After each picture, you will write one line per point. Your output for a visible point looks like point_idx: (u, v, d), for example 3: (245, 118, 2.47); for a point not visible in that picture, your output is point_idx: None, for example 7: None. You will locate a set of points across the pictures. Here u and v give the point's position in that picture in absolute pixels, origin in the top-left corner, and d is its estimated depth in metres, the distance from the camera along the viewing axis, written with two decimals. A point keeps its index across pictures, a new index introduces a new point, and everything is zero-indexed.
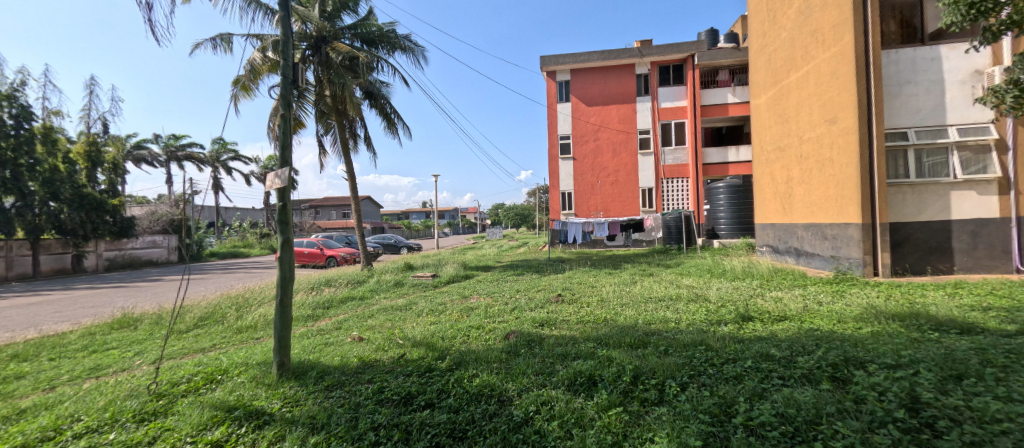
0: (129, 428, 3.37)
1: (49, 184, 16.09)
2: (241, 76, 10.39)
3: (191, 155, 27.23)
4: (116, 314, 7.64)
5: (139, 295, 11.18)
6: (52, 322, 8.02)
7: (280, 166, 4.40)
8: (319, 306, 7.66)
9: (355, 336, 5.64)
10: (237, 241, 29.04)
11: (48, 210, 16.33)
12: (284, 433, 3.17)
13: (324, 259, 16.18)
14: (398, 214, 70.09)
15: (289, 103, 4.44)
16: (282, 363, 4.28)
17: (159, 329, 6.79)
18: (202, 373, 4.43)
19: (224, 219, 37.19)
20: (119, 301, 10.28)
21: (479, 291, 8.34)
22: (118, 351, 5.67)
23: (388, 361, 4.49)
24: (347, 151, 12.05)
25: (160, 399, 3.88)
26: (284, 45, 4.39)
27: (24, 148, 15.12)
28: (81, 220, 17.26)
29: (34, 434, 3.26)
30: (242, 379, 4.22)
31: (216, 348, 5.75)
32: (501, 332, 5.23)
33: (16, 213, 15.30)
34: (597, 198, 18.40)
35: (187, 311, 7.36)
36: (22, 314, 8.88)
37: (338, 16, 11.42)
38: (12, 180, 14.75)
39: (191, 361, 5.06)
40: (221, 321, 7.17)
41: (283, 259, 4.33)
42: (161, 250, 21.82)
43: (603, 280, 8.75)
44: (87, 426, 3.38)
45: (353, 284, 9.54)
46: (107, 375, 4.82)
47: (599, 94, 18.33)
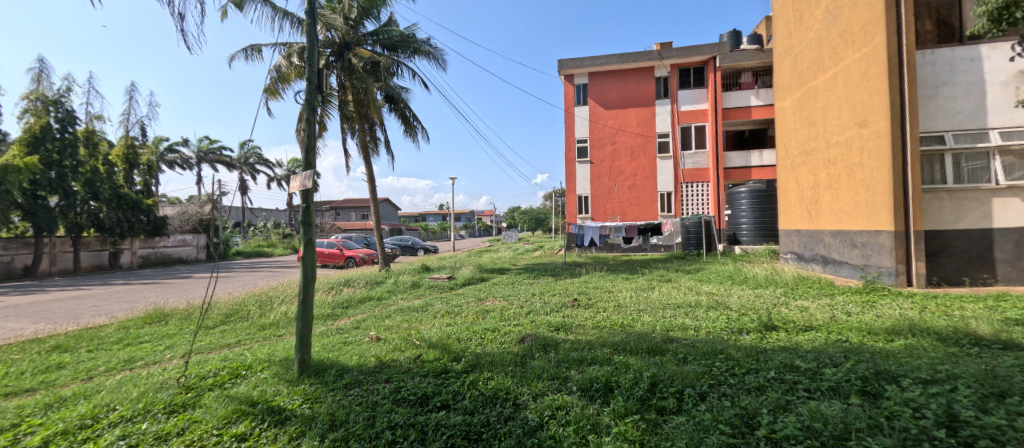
0: (160, 418, 3.47)
1: (89, 185, 16.70)
2: (268, 83, 10.70)
3: (221, 159, 28.17)
4: (149, 309, 7.90)
5: (168, 292, 11.54)
6: (93, 315, 8.39)
7: (305, 168, 4.49)
8: (338, 305, 7.80)
9: (373, 335, 5.71)
10: (261, 240, 29.72)
11: (89, 209, 16.93)
12: (303, 429, 3.21)
13: (344, 260, 16.44)
14: (416, 217, 70.74)
15: (314, 107, 4.54)
16: (303, 360, 4.36)
17: (189, 325, 6.98)
18: (227, 368, 4.54)
19: (250, 219, 38.29)
20: (153, 296, 10.70)
21: (494, 294, 8.37)
22: (149, 345, 5.84)
23: (405, 361, 4.54)
24: (367, 155, 12.19)
25: (188, 392, 3.99)
26: (310, 52, 4.50)
27: (67, 151, 15.89)
28: (118, 219, 17.92)
29: (73, 422, 3.39)
30: (265, 375, 4.32)
31: (239, 344, 5.87)
32: (516, 335, 5.21)
33: (59, 211, 15.92)
34: (615, 202, 18.24)
35: (215, 307, 7.58)
36: (64, 307, 9.30)
37: (362, 23, 11.58)
38: (57, 180, 15.47)
39: (217, 356, 5.19)
40: (246, 318, 7.34)
41: (305, 258, 4.41)
42: (190, 248, 22.42)
43: (620, 286, 8.66)
44: (122, 415, 3.50)
45: (371, 285, 9.63)
46: (139, 367, 4.98)
47: (617, 98, 18.23)
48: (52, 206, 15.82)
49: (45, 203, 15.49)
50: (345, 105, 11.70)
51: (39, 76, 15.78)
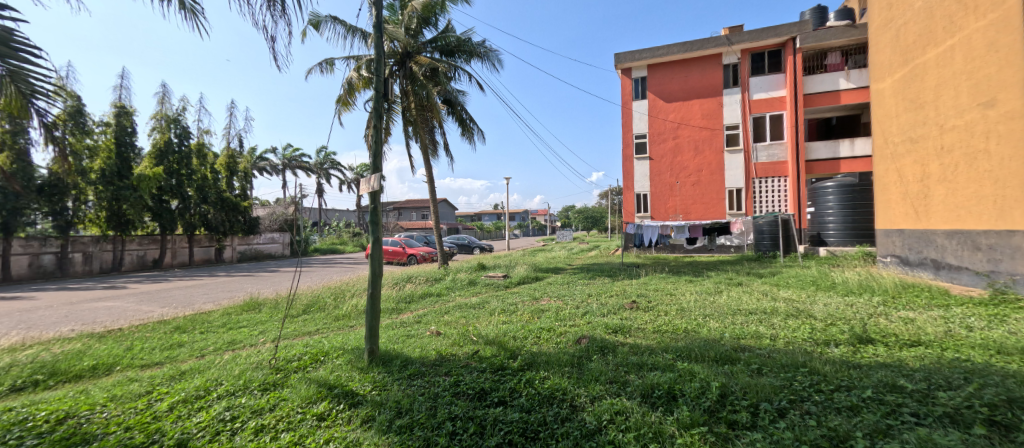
0: (257, 394, 3.82)
1: (200, 190, 18.90)
2: (340, 94, 11.37)
3: (301, 165, 30.54)
4: (245, 298, 8.80)
5: (259, 283, 12.77)
6: (203, 301, 9.58)
7: (373, 172, 4.72)
8: (402, 300, 8.14)
9: (434, 330, 5.88)
10: (334, 238, 31.87)
11: (200, 211, 19.13)
12: (373, 413, 3.38)
13: (406, 257, 17.17)
14: (471, 217, 72.36)
15: (381, 115, 4.75)
16: (372, 350, 4.59)
17: (278, 313, 7.65)
18: (309, 353, 4.89)
19: (324, 218, 41.32)
20: (247, 286, 11.95)
21: (549, 293, 8.29)
22: (246, 329, 6.47)
23: (463, 356, 4.62)
24: (428, 158, 12.57)
25: (278, 373, 4.33)
26: (378, 64, 4.72)
27: (184, 163, 18.15)
28: (222, 219, 20.07)
29: (191, 392, 3.86)
30: (340, 361, 4.60)
31: (318, 332, 6.32)
32: (572, 336, 5.11)
33: (178, 213, 18.20)
34: (676, 200, 17.46)
35: (297, 297, 8.25)
36: (184, 293, 10.80)
37: (422, 32, 11.95)
38: (176, 186, 17.86)
39: (301, 342, 5.63)
40: (323, 309, 7.88)
41: (374, 255, 4.62)
42: (277, 245, 24.55)
43: (683, 288, 8.23)
44: (227, 389, 3.90)
45: (431, 282, 9.96)
46: (240, 348, 5.53)
47: (680, 89, 17.37)
48: (173, 208, 18.05)
49: (168, 206, 17.82)
50: (408, 110, 12.18)
51: (163, 99, 18.01)
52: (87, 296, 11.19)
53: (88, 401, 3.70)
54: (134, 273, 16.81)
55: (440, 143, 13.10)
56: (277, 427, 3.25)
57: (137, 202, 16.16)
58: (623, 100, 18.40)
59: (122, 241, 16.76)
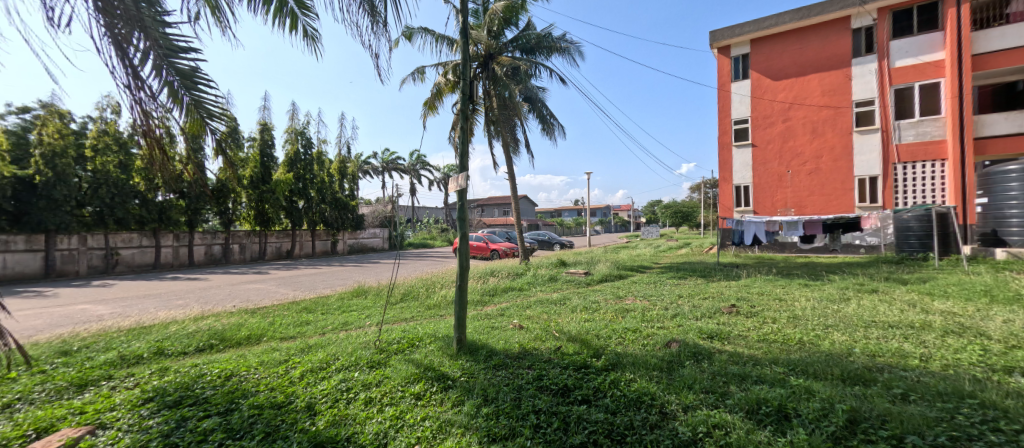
0: (365, 370, 4.45)
1: (320, 192, 21.65)
2: (429, 98, 11.95)
3: (397, 168, 33.09)
4: (355, 285, 9.96)
5: (366, 272, 14.21)
6: (320, 288, 11.15)
7: (460, 170, 5.00)
8: (486, 292, 8.39)
9: (516, 323, 5.94)
10: (425, 234, 34.07)
11: (319, 209, 21.75)
12: (462, 398, 3.60)
13: (489, 252, 17.71)
14: (552, 212, 72.38)
15: (467, 116, 4.90)
16: (460, 339, 4.80)
17: (380, 299, 8.57)
18: (405, 338, 5.50)
19: (417, 215, 44.52)
20: (355, 275, 13.46)
21: (634, 293, 7.90)
22: (356, 313, 7.53)
23: (546, 351, 4.61)
24: (509, 156, 12.74)
25: (381, 353, 4.97)
26: (463, 67, 4.86)
27: (304, 169, 20.78)
28: (335, 216, 22.60)
29: (317, 363, 4.68)
30: (432, 347, 5.01)
31: (413, 319, 6.96)
32: (661, 339, 4.80)
33: (304, 211, 21.00)
34: (787, 192, 15.68)
35: (395, 286, 8.99)
36: (309, 279, 12.82)
37: (503, 33, 12.15)
38: (300, 188, 20.62)
39: (399, 327, 6.35)
40: (415, 297, 8.47)
41: (461, 251, 4.95)
42: (378, 239, 26.86)
43: (796, 293, 7.31)
44: (342, 364, 4.65)
45: (513, 277, 10.15)
46: (352, 329, 6.54)
47: (794, 64, 15.52)
48: (299, 207, 20.83)
49: (296, 205, 20.64)
50: (490, 110, 12.39)
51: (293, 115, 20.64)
52: (243, 278, 13.63)
53: (240, 362, 4.82)
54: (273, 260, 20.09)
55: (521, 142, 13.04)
56: (381, 402, 3.67)
57: (275, 203, 19.19)
58: (722, 82, 17.02)
59: (265, 235, 20.03)
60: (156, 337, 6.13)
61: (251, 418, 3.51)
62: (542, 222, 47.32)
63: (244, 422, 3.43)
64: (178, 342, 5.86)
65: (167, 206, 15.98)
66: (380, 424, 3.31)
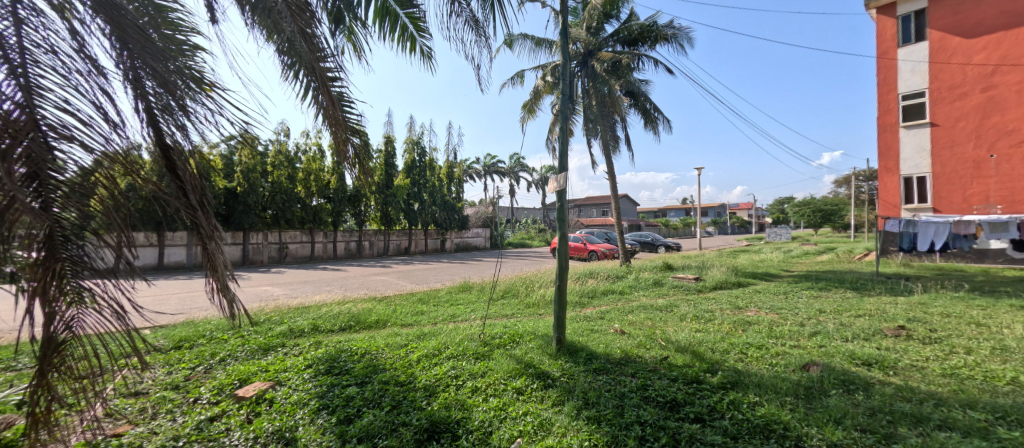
0: (472, 360, 4.73)
1: (431, 195, 23.44)
2: (528, 101, 12.07)
3: (498, 170, 34.35)
4: (460, 281, 10.54)
5: (471, 269, 14.92)
6: (429, 282, 12.00)
7: (559, 170, 4.97)
8: (584, 294, 8.15)
9: (617, 328, 5.63)
10: (524, 233, 34.75)
11: (429, 211, 23.52)
12: (563, 398, 3.61)
13: (587, 253, 17.31)
14: (655, 212, 68.57)
15: (568, 117, 4.86)
16: (559, 340, 4.87)
17: (483, 294, 8.98)
18: (507, 334, 5.71)
19: (517, 216, 45.77)
20: (461, 271, 14.25)
21: (758, 304, 6.96)
22: (462, 306, 7.93)
23: (651, 360, 4.35)
24: (609, 154, 12.30)
25: (486, 346, 5.24)
26: (563, 67, 4.83)
27: (415, 174, 22.60)
28: (443, 217, 24.21)
29: (431, 349, 5.08)
30: (532, 345, 5.14)
31: (513, 316, 7.10)
32: (795, 360, 4.13)
33: (417, 212, 22.92)
34: (989, 181, 12.54)
35: (497, 283, 9.26)
36: (425, 273, 14.08)
37: (602, 27, 11.79)
38: (415, 192, 22.57)
39: (501, 323, 6.56)
40: (515, 295, 8.60)
41: (560, 251, 4.88)
42: (480, 238, 28.04)
43: (1002, 318, 5.73)
44: (453, 352, 4.99)
45: (614, 279, 9.73)
46: (458, 321, 6.90)
47: (999, 15, 12.31)
48: (414, 209, 22.80)
49: (411, 207, 22.63)
50: (588, 108, 12.01)
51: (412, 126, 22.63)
52: (371, 271, 15.34)
53: (369, 342, 5.42)
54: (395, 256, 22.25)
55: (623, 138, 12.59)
56: (487, 392, 3.86)
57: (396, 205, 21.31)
58: (886, 49, 14.21)
59: (389, 234, 22.28)
60: (314, 315, 7.15)
61: (380, 390, 3.95)
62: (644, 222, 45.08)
63: (375, 394, 3.87)
64: (328, 321, 6.74)
65: (319, 210, 18.88)
66: (486, 412, 3.44)
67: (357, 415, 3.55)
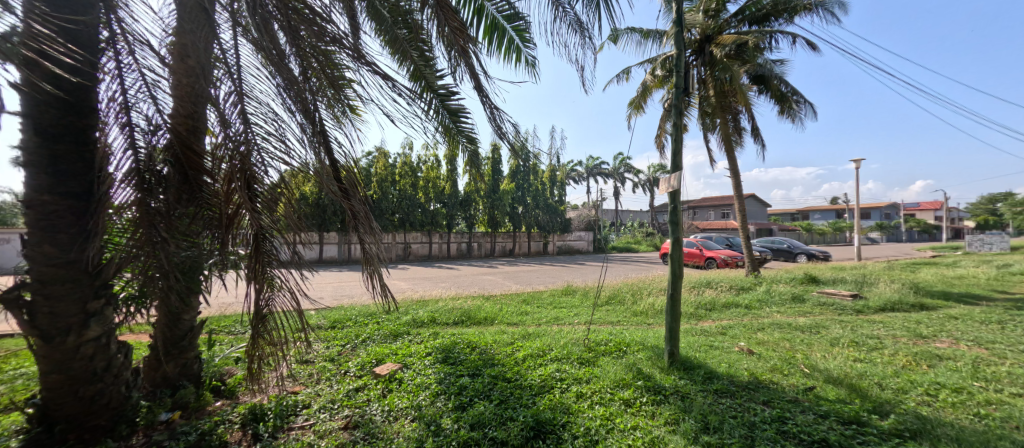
0: (576, 365, 4.53)
1: (533, 198, 23.62)
2: (635, 97, 11.42)
3: (602, 172, 33.47)
4: (563, 285, 10.35)
5: (574, 273, 14.64)
6: (532, 283, 12.05)
7: (672, 169, 4.55)
8: (702, 306, 7.35)
9: (744, 346, 4.93)
10: (630, 237, 33.14)
11: (532, 215, 23.81)
12: (678, 417, 3.28)
13: (704, 260, 15.79)
14: (787, 215, 60.25)
15: (682, 110, 4.46)
16: (673, 353, 4.42)
17: (587, 299, 8.65)
18: (612, 341, 5.36)
19: (622, 219, 44.08)
20: (564, 275, 14.06)
21: (952, 335, 5.48)
22: (566, 310, 7.76)
23: (790, 389, 3.70)
24: (730, 149, 11.05)
25: (591, 352, 4.99)
26: (677, 56, 4.44)
27: (519, 177, 23.05)
28: (545, 220, 24.28)
29: (535, 350, 5.00)
30: (641, 355, 4.75)
31: (619, 323, 6.70)
32: (1018, 415, 3.10)
33: (521, 216, 23.41)
34: None
35: (602, 289, 8.87)
36: (530, 275, 14.17)
37: (724, 8, 10.49)
38: (518, 196, 22.99)
39: (607, 329, 6.23)
40: (622, 302, 8.13)
41: (674, 256, 4.43)
42: (583, 242, 27.05)
43: None
44: (556, 355, 4.83)
45: (737, 291, 8.63)
46: (562, 324, 6.75)
47: None
48: (518, 212, 23.29)
49: (515, 210, 23.21)
50: (706, 100, 10.85)
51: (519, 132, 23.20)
52: (479, 270, 16.02)
53: (478, 337, 5.55)
54: (501, 258, 23.00)
55: (748, 130, 11.27)
56: (592, 399, 3.69)
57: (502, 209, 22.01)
58: None
59: (495, 236, 23.09)
60: (432, 308, 7.62)
61: (490, 384, 4.06)
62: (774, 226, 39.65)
63: (485, 387, 3.98)
64: (443, 315, 7.11)
65: (434, 213, 20.46)
66: (591, 420, 3.32)
67: (471, 403, 3.70)
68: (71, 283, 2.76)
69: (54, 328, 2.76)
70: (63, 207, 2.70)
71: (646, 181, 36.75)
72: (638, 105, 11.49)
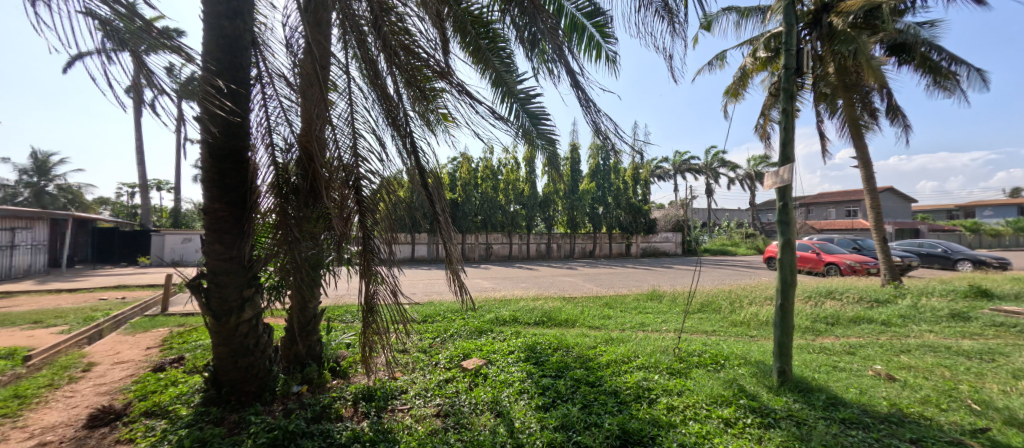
0: (665, 375, 4.13)
1: (615, 198, 22.70)
2: (730, 84, 10.39)
3: (691, 168, 31.28)
4: (651, 290, 9.73)
5: (661, 277, 13.76)
6: (618, 287, 11.54)
7: (781, 163, 3.94)
8: (822, 320, 6.37)
9: (880, 370, 4.12)
10: (724, 239, 30.35)
11: (614, 215, 22.96)
12: (792, 445, 2.81)
13: (824, 266, 12.91)
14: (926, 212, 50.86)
15: (793, 95, 3.84)
16: (783, 371, 3.84)
17: (676, 305, 8.00)
18: (708, 353, 4.84)
19: (716, 218, 40.74)
20: (651, 279, 13.25)
21: None
22: (651, 315, 7.24)
23: (949, 428, 2.98)
24: (857, 135, 9.32)
25: (682, 362, 4.54)
26: (787, 32, 3.83)
27: (600, 176, 22.40)
28: (629, 220, 23.23)
29: (620, 356, 4.67)
30: (743, 371, 4.20)
31: (716, 334, 6.07)
32: None
33: (603, 217, 22.68)
34: None
35: (695, 295, 8.14)
36: (613, 278, 13.59)
37: None
38: (598, 196, 22.27)
39: (700, 339, 5.69)
40: (718, 311, 7.38)
41: (783, 261, 3.83)
42: (671, 244, 25.57)
43: None
44: (643, 362, 4.46)
45: (869, 304, 7.32)
46: (648, 330, 6.29)
47: None
48: (599, 212, 22.61)
49: (596, 211, 22.55)
50: (824, 80, 9.12)
51: None
52: (558, 271, 15.86)
53: (560, 339, 5.34)
54: (580, 259, 22.58)
55: (881, 111, 9.57)
56: (685, 414, 3.30)
57: (581, 209, 21.55)
58: None
59: (574, 237, 22.70)
60: (513, 308, 7.58)
61: (573, 387, 3.85)
62: (915, 224, 32.82)
63: (568, 390, 3.78)
64: (525, 314, 7.03)
65: (515, 214, 20.77)
66: (685, 436, 2.97)
67: (554, 404, 3.53)
68: (232, 274, 3.28)
69: (222, 309, 3.30)
70: (228, 213, 3.22)
71: (742, 176, 33.62)
72: (734, 93, 10.45)
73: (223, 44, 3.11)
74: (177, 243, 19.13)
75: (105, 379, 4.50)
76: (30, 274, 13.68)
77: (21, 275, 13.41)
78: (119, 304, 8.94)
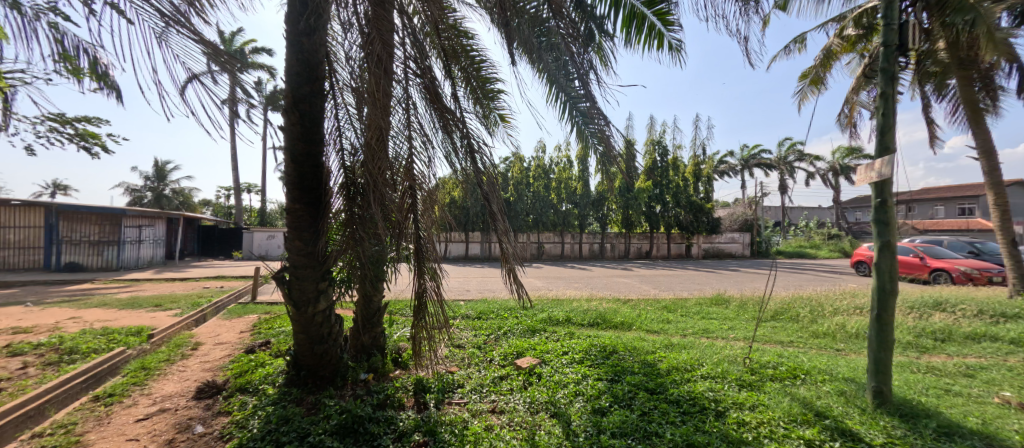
0: (734, 387, 3.77)
1: (675, 196, 21.62)
2: (809, 70, 9.48)
3: (760, 163, 29.14)
4: (716, 294, 9.11)
5: (726, 280, 12.89)
6: (681, 290, 10.93)
7: (879, 154, 3.45)
8: (927, 335, 5.57)
9: (1009, 399, 3.49)
10: (802, 240, 27.84)
11: (674, 214, 21.90)
12: None
13: (929, 273, 11.39)
14: None
15: (895, 76, 3.33)
16: (879, 392, 3.36)
17: (745, 312, 7.40)
18: (784, 366, 4.37)
19: (789, 217, 37.60)
20: (715, 282, 12.46)
21: None
22: (716, 322, 6.74)
23: None
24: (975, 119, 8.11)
25: (754, 374, 4.15)
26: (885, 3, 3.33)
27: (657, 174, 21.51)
28: (689, 220, 22.06)
29: (682, 363, 4.36)
30: (829, 388, 3.74)
31: (794, 345, 5.52)
32: None
33: (660, 216, 21.69)
34: None
35: (766, 302, 7.48)
36: (671, 280, 12.94)
37: None
38: (657, 194, 21.38)
39: (774, 350, 5.20)
40: (795, 320, 6.73)
41: (880, 266, 3.35)
42: (737, 245, 23.96)
43: None
44: (709, 371, 4.12)
45: (994, 320, 6.30)
46: (713, 337, 5.85)
47: None
48: (657, 211, 21.67)
49: (654, 210, 21.60)
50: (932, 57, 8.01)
51: None
52: (611, 272, 15.42)
53: (616, 342, 5.09)
54: (635, 260, 21.88)
55: (1005, 91, 8.18)
56: (759, 431, 2.97)
57: (637, 208, 20.80)
58: None
59: (629, 236, 22.03)
60: (566, 308, 7.38)
61: (630, 392, 3.62)
62: None
63: (625, 395, 3.56)
64: (579, 315, 6.82)
65: (569, 214, 20.46)
66: None
67: (611, 409, 3.33)
68: (310, 268, 3.44)
69: (301, 300, 3.46)
70: (306, 213, 3.39)
71: (821, 170, 30.76)
72: (812, 79, 9.53)
73: (302, 58, 3.25)
74: (263, 239, 20.95)
75: (209, 357, 4.92)
76: (151, 264, 15.61)
77: (145, 265, 15.26)
78: (218, 291, 9.91)
